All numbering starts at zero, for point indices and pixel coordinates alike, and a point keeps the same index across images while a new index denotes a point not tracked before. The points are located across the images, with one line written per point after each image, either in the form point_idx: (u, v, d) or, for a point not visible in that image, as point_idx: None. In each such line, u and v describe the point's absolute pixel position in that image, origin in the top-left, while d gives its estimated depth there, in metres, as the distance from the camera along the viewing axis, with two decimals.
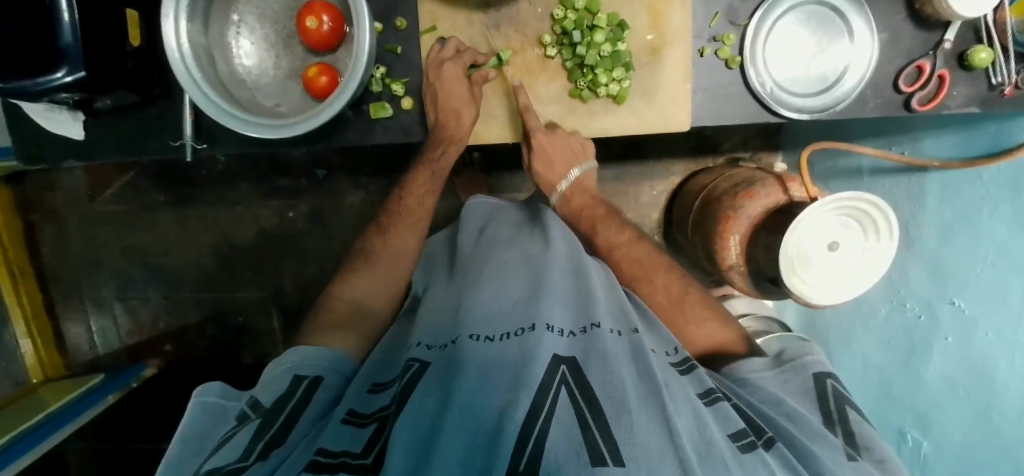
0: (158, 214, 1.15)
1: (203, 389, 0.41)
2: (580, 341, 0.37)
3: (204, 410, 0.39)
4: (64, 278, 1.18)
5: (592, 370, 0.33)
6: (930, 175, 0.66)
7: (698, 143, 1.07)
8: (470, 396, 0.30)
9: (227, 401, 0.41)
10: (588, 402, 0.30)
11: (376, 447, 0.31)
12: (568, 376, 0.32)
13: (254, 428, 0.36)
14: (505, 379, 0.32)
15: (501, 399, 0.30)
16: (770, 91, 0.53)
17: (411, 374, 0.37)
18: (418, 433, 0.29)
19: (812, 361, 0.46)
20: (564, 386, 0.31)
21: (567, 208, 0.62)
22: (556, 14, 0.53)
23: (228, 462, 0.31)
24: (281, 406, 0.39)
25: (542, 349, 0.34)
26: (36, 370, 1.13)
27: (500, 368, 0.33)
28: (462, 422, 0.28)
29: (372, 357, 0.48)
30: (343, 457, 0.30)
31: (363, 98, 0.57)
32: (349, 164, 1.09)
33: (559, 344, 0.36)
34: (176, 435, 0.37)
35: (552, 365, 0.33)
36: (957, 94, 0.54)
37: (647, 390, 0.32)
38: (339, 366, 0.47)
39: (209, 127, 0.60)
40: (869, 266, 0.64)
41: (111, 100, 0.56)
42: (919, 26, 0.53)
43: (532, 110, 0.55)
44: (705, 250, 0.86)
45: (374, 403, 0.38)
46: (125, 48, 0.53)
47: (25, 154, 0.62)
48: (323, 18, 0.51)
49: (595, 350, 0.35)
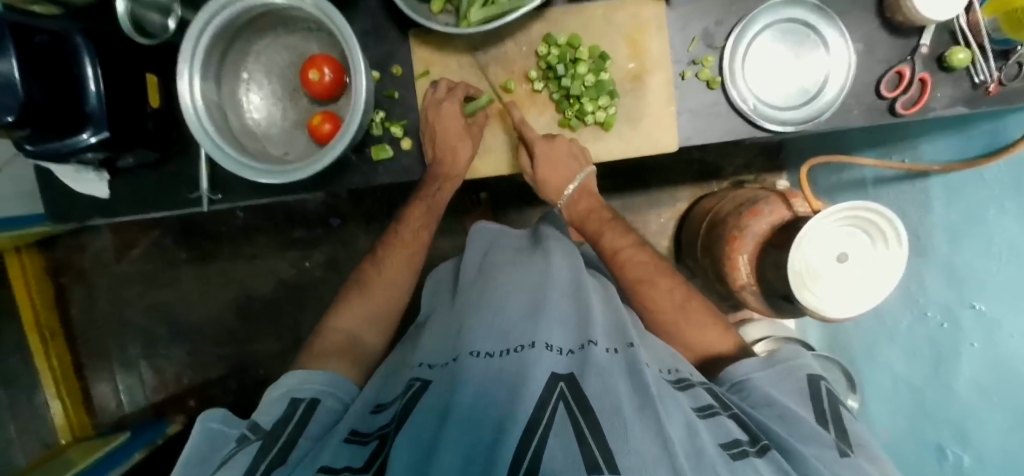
0: (180, 271, 1.19)
1: (206, 415, 0.42)
2: (577, 358, 0.37)
3: (206, 438, 0.40)
4: (91, 338, 1.21)
5: (590, 382, 0.33)
6: (931, 180, 0.66)
7: (700, 169, 1.08)
8: (469, 410, 0.30)
9: (229, 428, 0.42)
10: (584, 413, 0.30)
11: (376, 461, 0.32)
12: (566, 391, 0.32)
13: (255, 451, 0.37)
14: (503, 393, 0.32)
15: (499, 414, 0.30)
16: (753, 107, 0.55)
17: (413, 392, 0.37)
18: (418, 448, 0.29)
19: (803, 363, 0.46)
20: (562, 402, 0.31)
21: (575, 210, 0.64)
22: (540, 51, 0.57)
23: None
24: (279, 430, 0.40)
25: (540, 366, 0.34)
26: (64, 431, 1.14)
27: (498, 382, 0.33)
28: (461, 435, 0.28)
29: (372, 381, 0.48)
30: (345, 472, 0.30)
31: (365, 142, 0.60)
32: (361, 211, 1.13)
33: (558, 362, 0.36)
34: (179, 461, 0.38)
35: (550, 383, 0.33)
36: (942, 95, 0.54)
37: (640, 401, 0.32)
38: (338, 390, 0.47)
39: (223, 178, 0.64)
40: (885, 278, 0.62)
41: (133, 158, 0.61)
42: (894, 34, 0.55)
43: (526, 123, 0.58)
44: (715, 272, 0.85)
45: (374, 422, 0.38)
46: (146, 110, 0.58)
47: (56, 215, 0.66)
48: (324, 71, 0.56)
49: (592, 364, 0.35)
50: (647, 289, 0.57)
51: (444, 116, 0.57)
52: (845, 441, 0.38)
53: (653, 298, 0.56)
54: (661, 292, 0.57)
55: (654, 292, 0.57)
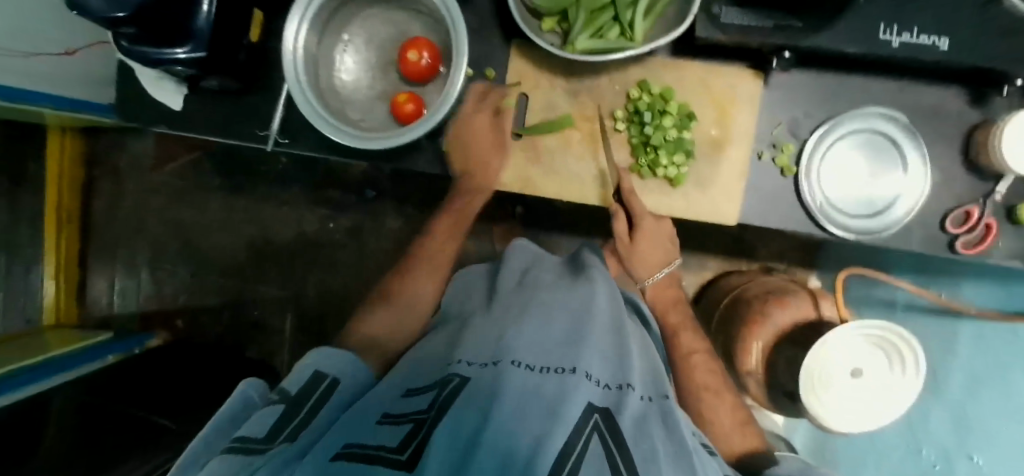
0: (208, 195, 1.20)
1: (247, 382, 0.43)
2: (614, 394, 0.38)
3: (242, 395, 0.41)
4: (104, 235, 1.22)
5: (625, 420, 0.34)
6: (964, 322, 0.66)
7: (735, 245, 1.09)
8: (509, 419, 0.30)
9: (261, 390, 0.43)
10: (620, 450, 0.31)
11: (411, 445, 0.30)
12: (600, 424, 0.33)
13: (277, 414, 0.37)
14: (542, 411, 0.32)
15: (539, 429, 0.30)
16: (821, 206, 0.56)
17: (451, 387, 0.35)
18: (456, 439, 0.28)
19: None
20: (596, 434, 0.32)
21: (655, 299, 0.64)
22: (632, 94, 0.58)
23: (256, 440, 0.33)
24: (300, 400, 0.40)
25: (579, 392, 0.35)
26: (49, 313, 1.16)
27: (537, 398, 0.33)
28: (496, 440, 0.28)
29: (401, 365, 0.46)
30: (381, 451, 0.30)
31: (440, 131, 0.61)
32: (398, 191, 1.13)
33: (595, 393, 0.36)
34: (213, 417, 0.39)
35: (586, 412, 0.34)
36: (1002, 245, 0.55)
37: (675, 449, 0.35)
38: (357, 374, 0.47)
39: (295, 124, 0.65)
40: (891, 399, 0.64)
41: (216, 82, 0.62)
42: (973, 174, 0.56)
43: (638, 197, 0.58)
44: (723, 350, 0.84)
45: (411, 404, 0.38)
46: (242, 42, 0.59)
47: (125, 113, 0.68)
48: (423, 54, 0.57)
49: (628, 406, 0.36)
50: (709, 397, 0.58)
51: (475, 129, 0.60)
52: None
53: (715, 408, 0.57)
54: (724, 406, 0.57)
55: (718, 405, 0.57)
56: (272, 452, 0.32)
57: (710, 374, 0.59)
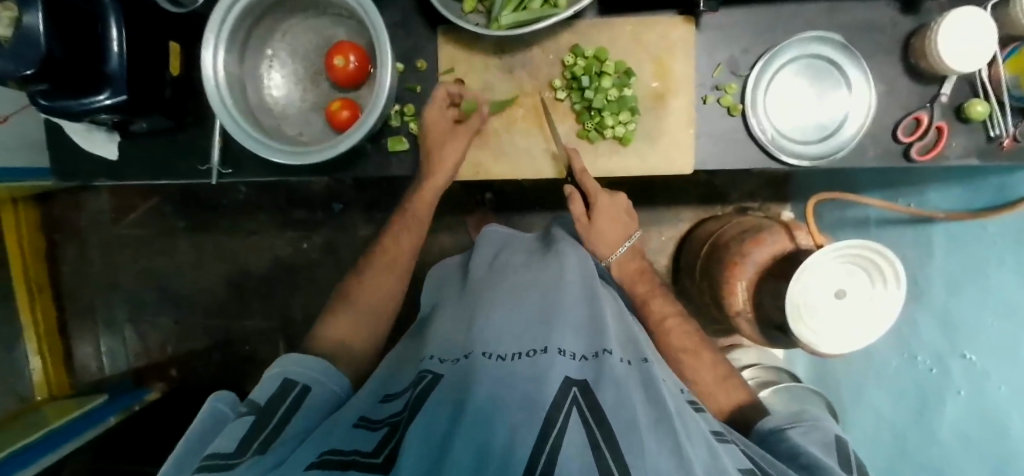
0: (176, 239, 1.18)
1: (217, 396, 0.44)
2: (591, 365, 0.39)
3: (211, 417, 0.42)
4: (79, 298, 1.20)
5: (604, 392, 0.34)
6: (936, 227, 0.66)
7: (706, 192, 1.09)
8: (482, 410, 0.31)
9: (229, 408, 0.43)
10: (598, 425, 0.31)
11: (386, 448, 0.33)
12: (579, 398, 0.33)
13: (249, 424, 0.38)
14: (518, 397, 0.33)
15: (517, 418, 0.30)
16: (771, 138, 0.56)
17: (424, 384, 0.39)
18: (430, 443, 0.30)
19: (829, 425, 0.48)
20: (575, 407, 0.32)
21: (624, 270, 0.63)
22: (567, 61, 0.57)
23: (226, 455, 0.33)
24: (272, 407, 0.41)
25: (554, 370, 0.36)
26: (41, 387, 1.14)
27: (512, 388, 0.34)
28: (472, 433, 0.29)
29: (376, 374, 0.50)
30: (354, 455, 0.31)
31: (383, 132, 0.60)
32: (365, 199, 1.12)
33: (571, 367, 0.37)
34: (187, 432, 0.40)
35: (563, 387, 0.34)
36: (955, 145, 0.55)
37: (657, 415, 0.34)
38: (327, 377, 0.48)
39: (235, 153, 0.63)
40: (879, 316, 0.63)
41: (147, 123, 0.60)
42: (916, 80, 0.56)
43: (588, 174, 0.58)
44: (710, 295, 0.85)
45: (385, 410, 0.40)
46: (165, 77, 0.57)
47: (61, 172, 0.66)
48: (349, 58, 0.55)
49: (607, 375, 0.37)
50: (689, 359, 0.58)
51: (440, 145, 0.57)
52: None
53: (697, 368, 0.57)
54: (705, 363, 0.57)
55: (698, 364, 0.58)
56: (242, 464, 0.32)
57: (685, 334, 0.60)
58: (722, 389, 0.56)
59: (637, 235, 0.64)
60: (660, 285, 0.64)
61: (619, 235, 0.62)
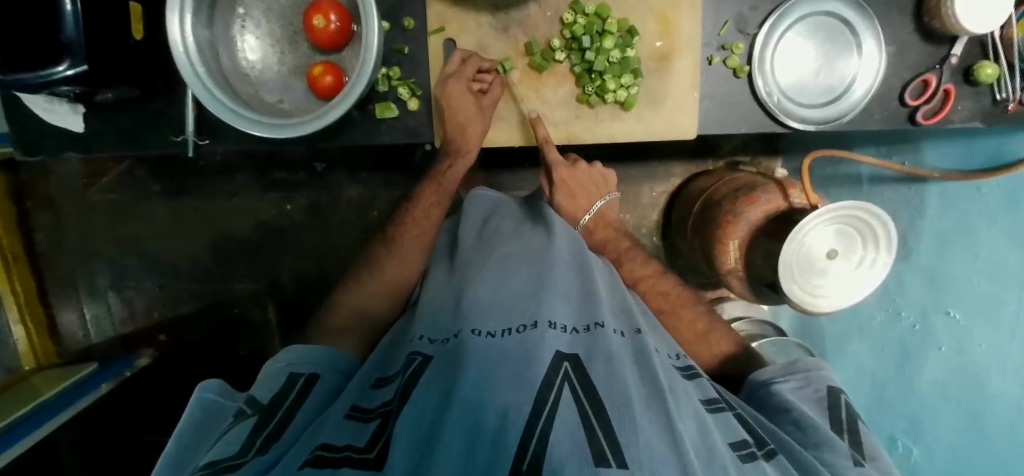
0: (153, 205, 1.14)
1: (202, 386, 0.45)
2: (582, 338, 0.41)
3: (202, 407, 0.43)
4: (59, 265, 1.17)
5: (597, 369, 0.37)
6: (929, 185, 0.66)
7: (698, 146, 1.07)
8: (474, 392, 0.33)
9: (225, 400, 0.45)
10: (591, 403, 0.33)
11: (378, 443, 0.34)
12: (570, 372, 0.36)
13: (250, 426, 0.39)
14: (510, 373, 0.35)
15: (509, 397, 0.32)
16: (777, 101, 0.54)
17: (415, 367, 0.41)
18: (418, 431, 0.32)
19: (824, 374, 0.49)
20: (566, 384, 0.35)
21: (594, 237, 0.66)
22: (566, 18, 0.54)
23: (226, 458, 0.34)
24: (275, 404, 0.42)
25: (546, 346, 0.38)
26: (27, 356, 1.12)
27: (505, 362, 0.36)
28: (463, 418, 0.30)
29: (373, 355, 0.52)
30: (347, 451, 0.33)
31: (370, 98, 0.57)
32: (348, 159, 1.08)
33: (562, 341, 0.40)
34: (175, 429, 0.40)
35: (554, 363, 0.36)
36: (960, 108, 0.54)
37: (649, 391, 0.36)
38: (332, 364, 0.51)
39: (212, 123, 0.59)
40: (863, 276, 0.65)
41: (113, 93, 0.56)
42: (928, 39, 0.54)
43: (550, 142, 0.57)
44: (703, 253, 0.86)
45: (376, 397, 0.43)
46: (128, 41, 0.52)
47: (23, 145, 0.61)
48: (330, 17, 0.51)
49: (596, 350, 0.39)
50: (667, 319, 0.59)
51: (451, 94, 0.54)
52: (859, 451, 0.41)
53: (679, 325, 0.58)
54: (682, 320, 0.59)
55: (676, 322, 0.59)
56: (246, 467, 0.33)
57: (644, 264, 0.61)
58: (706, 344, 0.57)
59: (612, 196, 0.68)
60: (631, 246, 0.65)
61: (582, 208, 0.66)
